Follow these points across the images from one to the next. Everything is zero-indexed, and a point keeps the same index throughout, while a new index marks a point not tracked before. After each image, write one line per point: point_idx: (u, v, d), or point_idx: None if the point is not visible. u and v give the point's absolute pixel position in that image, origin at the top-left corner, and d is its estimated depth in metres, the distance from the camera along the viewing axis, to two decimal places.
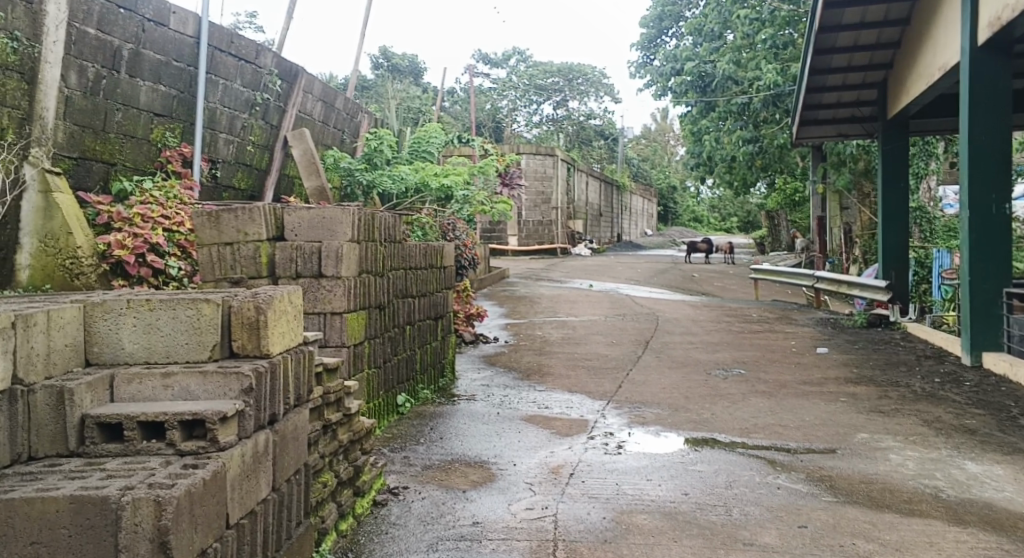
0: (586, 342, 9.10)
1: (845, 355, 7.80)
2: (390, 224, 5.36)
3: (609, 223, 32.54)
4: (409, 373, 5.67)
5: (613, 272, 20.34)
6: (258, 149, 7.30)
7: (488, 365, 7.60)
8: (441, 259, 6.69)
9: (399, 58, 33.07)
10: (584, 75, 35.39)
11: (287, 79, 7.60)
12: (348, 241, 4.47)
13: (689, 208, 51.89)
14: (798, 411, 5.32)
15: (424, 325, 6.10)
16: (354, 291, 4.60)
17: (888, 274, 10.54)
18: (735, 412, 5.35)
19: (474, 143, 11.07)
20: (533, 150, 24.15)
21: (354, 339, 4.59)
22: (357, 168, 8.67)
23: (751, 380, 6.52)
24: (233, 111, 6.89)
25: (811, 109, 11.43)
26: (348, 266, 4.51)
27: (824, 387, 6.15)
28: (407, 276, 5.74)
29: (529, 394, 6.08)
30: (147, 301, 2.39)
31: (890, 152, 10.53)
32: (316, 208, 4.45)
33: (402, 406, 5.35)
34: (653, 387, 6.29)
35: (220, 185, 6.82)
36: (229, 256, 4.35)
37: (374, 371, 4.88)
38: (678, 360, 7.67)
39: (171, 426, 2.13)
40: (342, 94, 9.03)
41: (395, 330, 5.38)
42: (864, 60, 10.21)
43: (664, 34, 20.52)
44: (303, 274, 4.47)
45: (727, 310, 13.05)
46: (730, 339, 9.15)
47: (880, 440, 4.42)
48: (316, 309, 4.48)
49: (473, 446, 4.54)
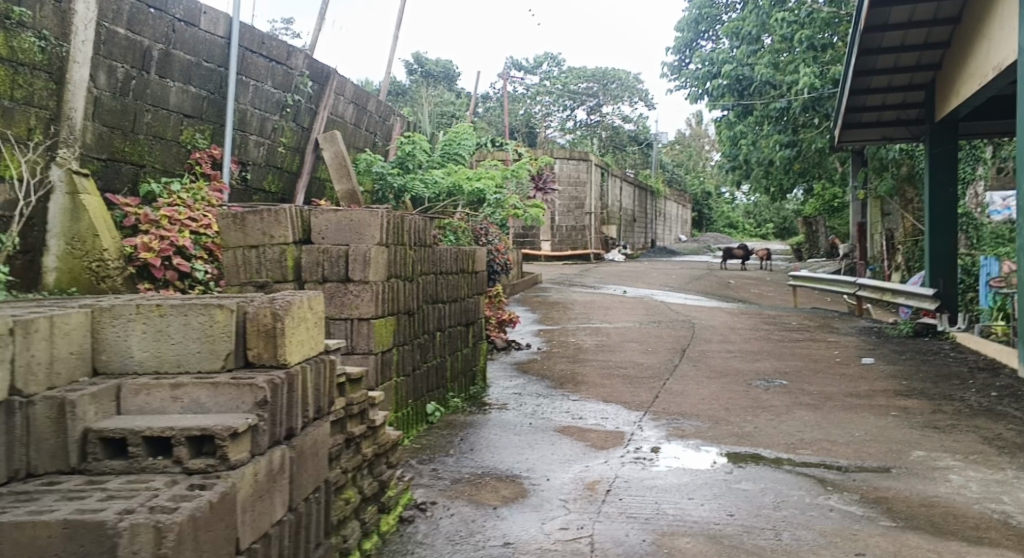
0: (621, 349, 8.86)
1: (893, 366, 7.46)
2: (420, 227, 5.21)
3: (642, 229, 32.16)
4: (439, 381, 5.50)
5: (648, 278, 20.01)
6: (289, 152, 7.21)
7: (520, 372, 7.41)
8: (473, 264, 6.52)
9: (432, 63, 33.07)
10: (618, 79, 35.08)
11: (319, 80, 7.52)
12: (376, 245, 4.33)
13: (725, 213, 51.19)
14: (847, 425, 5.04)
15: (455, 332, 5.93)
16: (383, 296, 4.44)
17: (936, 282, 10.15)
18: (779, 426, 5.09)
19: (507, 146, 10.90)
20: (566, 155, 23.93)
21: (382, 346, 4.43)
22: (389, 171, 8.51)
23: (794, 391, 6.25)
24: (263, 113, 6.81)
25: (854, 111, 11.07)
26: (376, 271, 4.35)
27: (873, 400, 5.85)
28: (438, 281, 5.58)
29: (562, 404, 5.89)
30: (158, 307, 2.28)
31: (938, 155, 10.14)
32: (344, 210, 4.33)
33: (432, 415, 5.19)
34: (691, 397, 6.04)
35: (250, 187, 6.75)
36: (255, 259, 4.24)
37: (403, 380, 4.73)
38: (717, 370, 7.40)
39: (178, 442, 2.00)
40: (374, 96, 8.93)
41: (425, 336, 5.23)
42: (911, 60, 9.84)
43: (700, 37, 20.19)
44: (329, 278, 4.34)
45: (766, 317, 12.69)
46: (770, 348, 8.85)
47: (938, 459, 4.15)
48: (342, 315, 4.34)
49: (504, 458, 4.35)
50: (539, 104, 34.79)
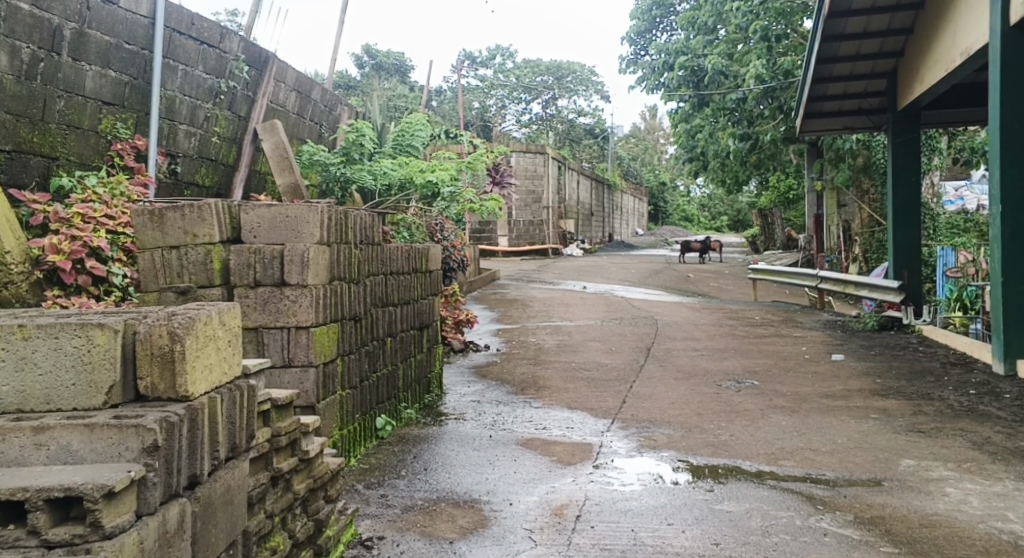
0: (584, 349, 8.50)
1: (864, 363, 7.22)
2: (366, 223, 4.75)
3: (599, 223, 31.97)
4: (391, 391, 5.06)
5: (607, 273, 19.74)
6: (223, 143, 6.71)
7: (478, 377, 6.98)
8: (427, 263, 6.07)
9: (383, 56, 32.42)
10: (573, 73, 34.88)
11: (256, 66, 7.04)
12: (315, 244, 3.88)
13: (680, 207, 51.39)
14: (828, 431, 4.73)
15: (408, 337, 5.48)
16: (324, 301, 3.99)
17: (899, 274, 10.01)
18: (756, 432, 4.75)
19: (462, 138, 10.45)
20: (523, 148, 23.55)
21: (324, 357, 3.96)
22: (334, 162, 8.03)
23: (767, 393, 5.94)
24: (195, 101, 6.29)
25: (815, 101, 10.88)
26: (315, 273, 3.90)
27: (850, 401, 5.57)
28: (388, 282, 5.14)
29: (524, 412, 5.49)
30: (21, 327, 1.78)
31: (900, 145, 10.01)
32: (278, 205, 3.87)
33: (382, 429, 4.74)
34: (661, 402, 5.68)
35: (181, 181, 6.24)
36: (176, 261, 3.76)
37: (348, 393, 4.27)
38: (684, 370, 7.07)
39: (35, 507, 1.51)
40: (319, 85, 8.44)
41: (374, 343, 4.78)
42: (873, 47, 9.66)
43: (655, 28, 19.95)
44: (262, 282, 3.87)
45: (728, 312, 12.47)
46: (736, 345, 8.56)
47: (930, 469, 3.85)
48: (278, 323, 3.86)
49: (462, 480, 3.93)
50: (493, 97, 34.36)
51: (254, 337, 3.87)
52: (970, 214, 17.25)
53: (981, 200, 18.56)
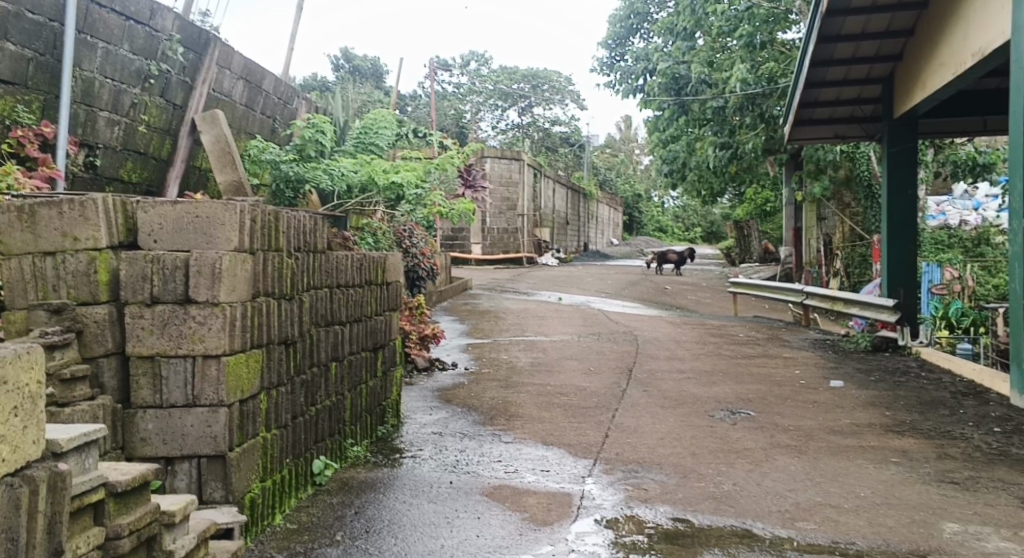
0: (560, 369, 7.77)
1: (866, 391, 6.56)
2: (306, 226, 3.96)
3: (575, 232, 31.36)
4: (334, 426, 4.28)
5: (583, 284, 19.06)
6: (154, 134, 5.92)
7: (442, 402, 6.22)
8: (384, 273, 5.28)
9: (359, 59, 31.61)
10: (550, 81, 34.28)
11: (194, 48, 6.26)
12: (230, 251, 3.12)
13: (654, 217, 50.94)
14: (847, 479, 4.03)
15: (358, 360, 4.70)
16: (242, 323, 3.20)
17: (895, 292, 9.44)
18: (764, 481, 4.04)
19: (431, 137, 9.71)
20: (498, 154, 22.87)
21: (240, 394, 3.17)
22: (285, 160, 7.17)
23: (768, 427, 5.24)
24: (118, 85, 5.49)
25: (806, 107, 10.30)
26: (230, 288, 3.12)
27: (862, 440, 4.88)
28: (333, 296, 4.36)
29: (492, 450, 4.73)
30: None
31: (895, 155, 9.45)
32: (186, 202, 3.15)
33: (319, 475, 3.96)
34: (649, 438, 4.95)
35: (100, 176, 5.42)
36: (51, 271, 2.99)
37: (274, 435, 3.49)
38: (672, 397, 6.35)
39: None
40: (271, 75, 7.65)
41: (314, 369, 4.02)
42: (870, 50, 9.09)
43: (633, 34, 19.39)
44: (161, 298, 3.07)
45: (711, 329, 11.80)
46: (725, 367, 7.88)
47: (982, 539, 3.18)
48: (180, 351, 3.06)
49: (410, 549, 3.18)
50: (469, 103, 33.65)
51: (151, 367, 3.08)
52: (953, 229, 16.83)
53: (964, 215, 18.14)
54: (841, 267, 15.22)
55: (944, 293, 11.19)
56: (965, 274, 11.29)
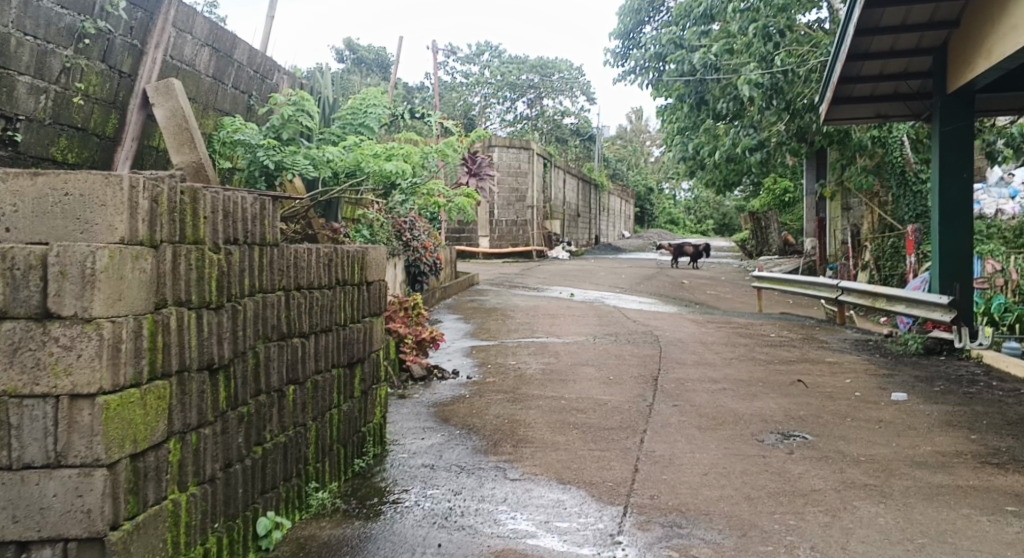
0: (576, 378, 6.82)
1: (937, 407, 5.57)
2: (244, 212, 2.99)
3: (585, 225, 30.34)
4: (291, 470, 3.35)
5: (597, 278, 18.08)
6: (95, 106, 5.01)
7: (439, 421, 5.28)
8: (363, 271, 4.31)
9: (365, 51, 30.66)
10: (559, 71, 33.13)
11: (141, 5, 5.33)
12: (110, 245, 2.19)
13: (667, 209, 49.81)
14: (960, 542, 3.08)
15: (326, 380, 3.75)
16: (135, 344, 2.26)
17: (950, 288, 8.40)
18: (850, 543, 3.08)
19: (431, 118, 8.72)
20: (506, 143, 22.05)
21: (130, 445, 2.24)
22: (262, 144, 6.14)
23: (834, 459, 4.28)
24: (44, 44, 4.57)
25: (846, 83, 9.28)
26: (110, 297, 2.17)
27: (957, 478, 3.90)
28: (289, 301, 3.41)
29: (494, 493, 3.77)
30: None
31: (949, 135, 8.42)
32: (49, 175, 2.21)
33: (263, 537, 3.03)
34: (692, 476, 4.00)
35: (24, 154, 4.50)
36: None
37: (190, 496, 2.55)
38: (709, 415, 5.39)
39: None
40: (244, 44, 6.73)
41: (259, 399, 3.08)
42: (923, 15, 8.05)
43: (645, 24, 18.38)
44: (9, 313, 2.16)
45: (738, 328, 10.80)
46: (764, 375, 6.90)
47: None
48: (37, 389, 2.15)
49: None
50: (478, 95, 32.70)
51: None
52: (991, 218, 15.72)
53: (1001, 203, 17.02)
54: (872, 260, 14.09)
55: (986, 287, 10.60)
56: (1007, 266, 10.68)
